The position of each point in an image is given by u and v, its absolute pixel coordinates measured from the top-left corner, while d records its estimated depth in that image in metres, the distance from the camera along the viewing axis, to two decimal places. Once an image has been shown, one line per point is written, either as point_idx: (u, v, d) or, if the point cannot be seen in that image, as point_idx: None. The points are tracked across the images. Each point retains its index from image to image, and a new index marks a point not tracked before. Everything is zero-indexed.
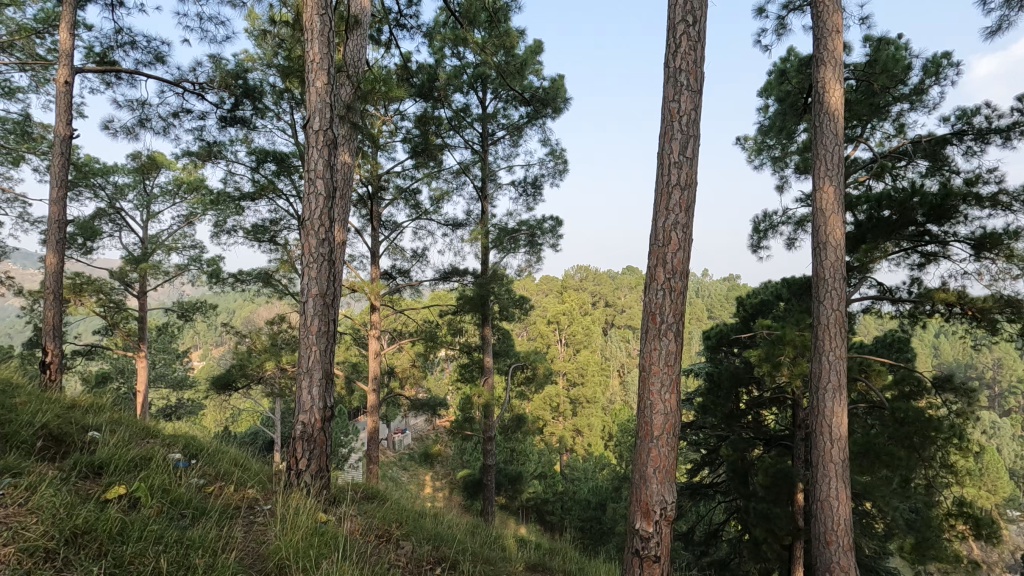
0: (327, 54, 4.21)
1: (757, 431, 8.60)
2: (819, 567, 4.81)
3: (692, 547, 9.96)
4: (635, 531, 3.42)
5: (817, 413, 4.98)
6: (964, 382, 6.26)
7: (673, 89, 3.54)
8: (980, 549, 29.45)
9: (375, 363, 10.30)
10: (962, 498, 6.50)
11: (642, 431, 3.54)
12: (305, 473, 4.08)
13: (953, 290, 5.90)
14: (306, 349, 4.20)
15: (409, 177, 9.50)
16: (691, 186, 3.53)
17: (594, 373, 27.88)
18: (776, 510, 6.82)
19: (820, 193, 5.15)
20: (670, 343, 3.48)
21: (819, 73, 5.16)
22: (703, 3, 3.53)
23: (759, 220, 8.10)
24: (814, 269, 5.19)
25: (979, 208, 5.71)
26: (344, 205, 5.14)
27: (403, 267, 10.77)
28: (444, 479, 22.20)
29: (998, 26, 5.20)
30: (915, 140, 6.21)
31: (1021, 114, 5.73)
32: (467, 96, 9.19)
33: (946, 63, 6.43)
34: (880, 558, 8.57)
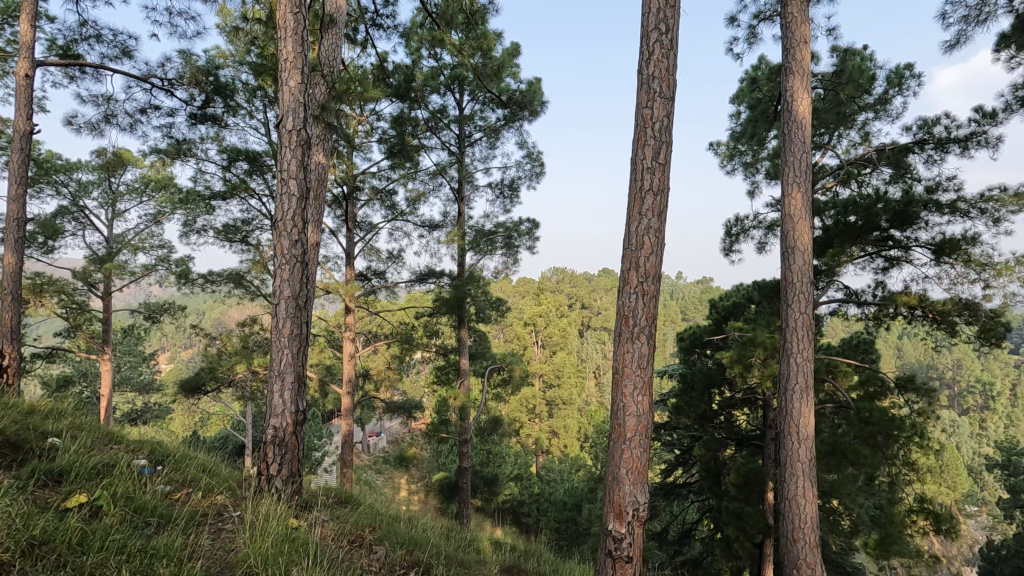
0: (301, 52, 4.14)
1: (729, 432, 8.76)
2: (787, 565, 4.91)
3: (665, 547, 10.09)
4: (608, 532, 3.45)
5: (785, 415, 5.10)
6: (925, 382, 6.48)
7: (646, 95, 3.59)
8: (940, 545, 30.40)
9: (350, 366, 10.18)
10: (923, 494, 6.72)
11: (615, 433, 3.58)
12: (276, 478, 4.00)
13: (915, 294, 6.15)
14: (277, 352, 4.14)
15: (385, 178, 9.38)
16: (664, 191, 3.59)
17: (571, 374, 27.93)
18: (747, 509, 6.97)
19: (788, 199, 5.28)
20: (642, 345, 3.52)
21: (788, 82, 5.28)
22: (675, 12, 3.59)
23: (731, 224, 8.26)
24: (782, 274, 5.32)
25: (939, 214, 5.94)
26: (318, 206, 5.07)
27: (379, 268, 10.67)
28: (420, 482, 22.01)
29: (957, 40, 5.41)
30: (879, 147, 6.40)
31: (978, 125, 5.98)
32: (444, 98, 9.15)
33: (908, 75, 6.67)
34: (846, 555, 8.78)
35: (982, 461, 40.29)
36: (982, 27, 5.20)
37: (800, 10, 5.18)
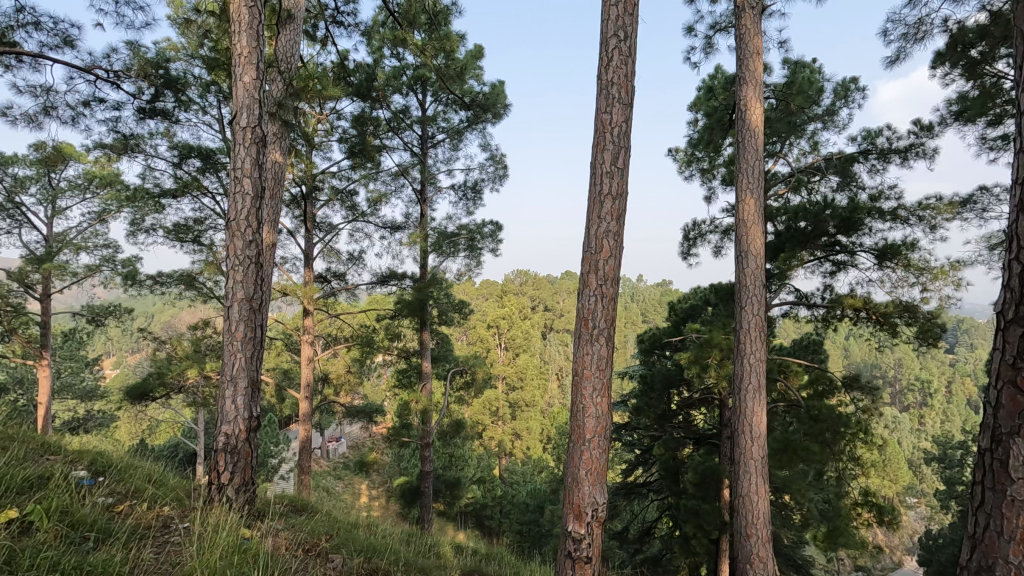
0: (256, 47, 4.02)
1: (687, 431, 8.96)
2: (740, 560, 5.05)
3: (626, 546, 10.23)
4: (567, 534, 3.48)
5: (739, 414, 5.25)
6: (869, 381, 6.79)
7: (605, 101, 3.64)
8: (883, 537, 31.88)
9: (308, 370, 9.92)
10: (867, 488, 7.04)
11: (574, 434, 3.61)
12: (227, 487, 3.86)
13: (860, 296, 6.49)
14: (229, 357, 4.00)
15: (345, 178, 9.20)
16: (623, 195, 3.65)
17: (533, 377, 28.01)
18: (705, 506, 7.16)
19: (742, 205, 5.45)
20: (602, 347, 3.57)
21: (742, 91, 5.46)
22: (634, 21, 3.65)
23: (689, 229, 8.46)
24: (736, 277, 5.48)
25: (881, 221, 6.26)
26: (274, 206, 4.93)
27: (339, 270, 10.44)
28: (381, 488, 21.66)
29: (897, 56, 5.69)
30: (828, 156, 6.69)
31: (917, 137, 6.33)
32: (407, 98, 9.05)
33: (854, 88, 7.00)
34: (797, 548, 9.10)
35: (920, 455, 42.61)
36: (920, 44, 5.49)
37: (753, 22, 5.36)
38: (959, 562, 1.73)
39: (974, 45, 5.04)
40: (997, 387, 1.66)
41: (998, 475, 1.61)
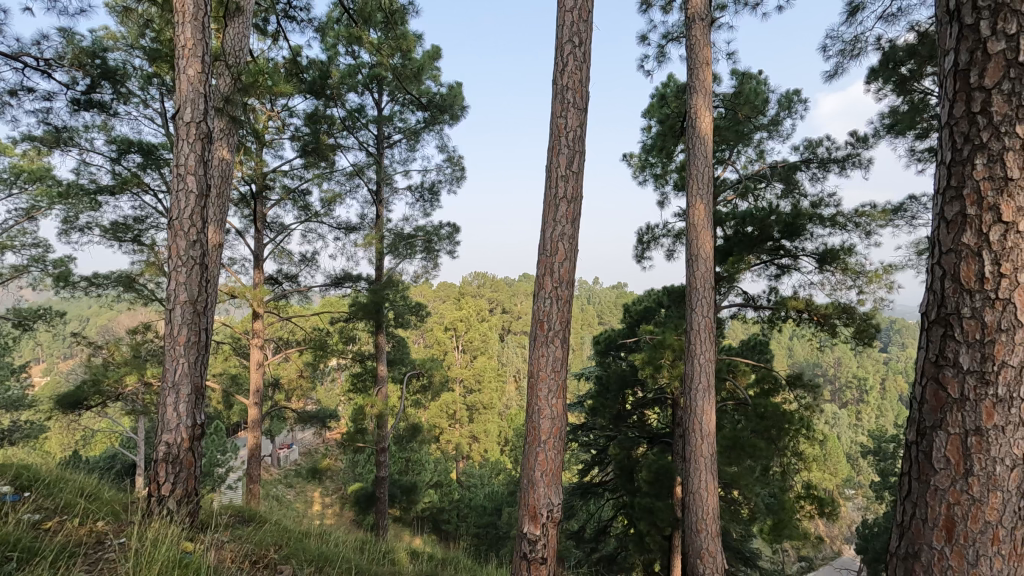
0: (202, 40, 3.86)
1: (641, 430, 9.16)
2: (691, 554, 5.19)
3: (582, 545, 10.36)
4: (523, 535, 3.49)
5: (689, 413, 5.40)
6: (811, 379, 7.12)
7: (560, 105, 3.69)
8: (825, 528, 33.41)
9: (258, 375, 9.58)
10: (810, 481, 7.36)
11: (530, 436, 3.62)
12: (168, 499, 3.68)
13: (803, 298, 6.80)
14: (171, 362, 3.82)
15: (298, 177, 8.95)
16: (578, 199, 3.69)
17: (491, 379, 27.93)
18: (658, 504, 7.34)
19: (692, 210, 5.62)
20: (556, 349, 3.60)
21: (692, 100, 5.63)
22: (588, 28, 3.71)
23: (643, 232, 8.65)
24: (687, 280, 5.64)
25: (821, 227, 6.58)
26: (221, 205, 4.75)
27: (291, 272, 10.14)
28: (335, 495, 21.14)
29: (835, 70, 5.99)
30: (773, 164, 6.98)
31: (854, 148, 6.69)
32: (362, 97, 8.90)
33: (797, 100, 7.33)
34: (745, 541, 9.43)
35: (857, 448, 44.96)
36: (856, 60, 5.81)
37: (703, 33, 5.54)
38: (887, 549, 1.83)
39: (904, 63, 5.37)
40: (920, 384, 1.75)
41: (922, 466, 1.70)
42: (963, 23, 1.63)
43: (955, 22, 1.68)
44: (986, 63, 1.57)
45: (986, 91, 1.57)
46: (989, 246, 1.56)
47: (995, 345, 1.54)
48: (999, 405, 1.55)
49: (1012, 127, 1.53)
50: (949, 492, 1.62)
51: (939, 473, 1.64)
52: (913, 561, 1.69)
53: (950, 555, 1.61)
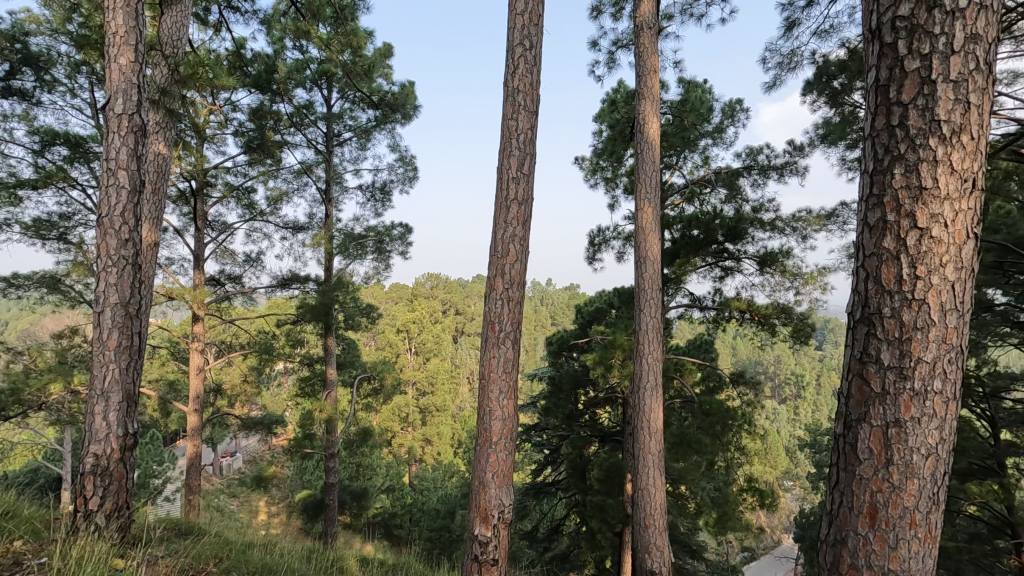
0: (135, 27, 3.65)
1: (593, 429, 9.32)
2: (639, 550, 5.30)
3: (536, 545, 10.42)
4: (474, 537, 3.48)
5: (638, 411, 5.52)
6: (752, 376, 7.43)
7: (511, 107, 3.71)
8: (766, 519, 34.89)
9: (198, 380, 9.13)
10: (751, 474, 7.68)
11: (481, 437, 3.62)
12: (96, 514, 3.46)
13: (745, 299, 7.10)
14: (100, 368, 3.60)
15: (241, 174, 8.61)
16: (528, 201, 3.72)
17: (444, 381, 27.64)
18: (609, 501, 7.50)
19: (640, 213, 5.76)
20: (507, 350, 3.61)
21: (640, 106, 5.77)
22: (539, 31, 3.75)
23: (595, 235, 8.80)
24: (636, 281, 5.77)
25: (762, 231, 6.88)
26: (156, 201, 4.50)
27: (234, 272, 9.73)
28: (282, 503, 20.43)
29: (774, 81, 6.28)
30: (717, 170, 7.25)
31: (791, 155, 7.04)
32: (311, 93, 8.65)
33: (739, 109, 7.64)
34: (691, 534, 9.74)
35: (795, 442, 47.27)
36: (792, 73, 6.12)
37: (650, 41, 5.69)
38: (818, 536, 1.92)
39: (836, 77, 5.70)
40: (847, 378, 1.85)
41: (849, 457, 1.80)
42: (883, 41, 1.75)
43: (877, 40, 1.78)
44: (904, 80, 1.68)
45: (904, 106, 1.68)
46: (906, 250, 1.68)
47: (912, 342, 1.66)
48: (915, 399, 1.67)
49: (926, 140, 1.65)
50: (872, 481, 1.72)
51: (863, 463, 1.74)
52: (841, 547, 1.79)
53: (873, 540, 1.71)
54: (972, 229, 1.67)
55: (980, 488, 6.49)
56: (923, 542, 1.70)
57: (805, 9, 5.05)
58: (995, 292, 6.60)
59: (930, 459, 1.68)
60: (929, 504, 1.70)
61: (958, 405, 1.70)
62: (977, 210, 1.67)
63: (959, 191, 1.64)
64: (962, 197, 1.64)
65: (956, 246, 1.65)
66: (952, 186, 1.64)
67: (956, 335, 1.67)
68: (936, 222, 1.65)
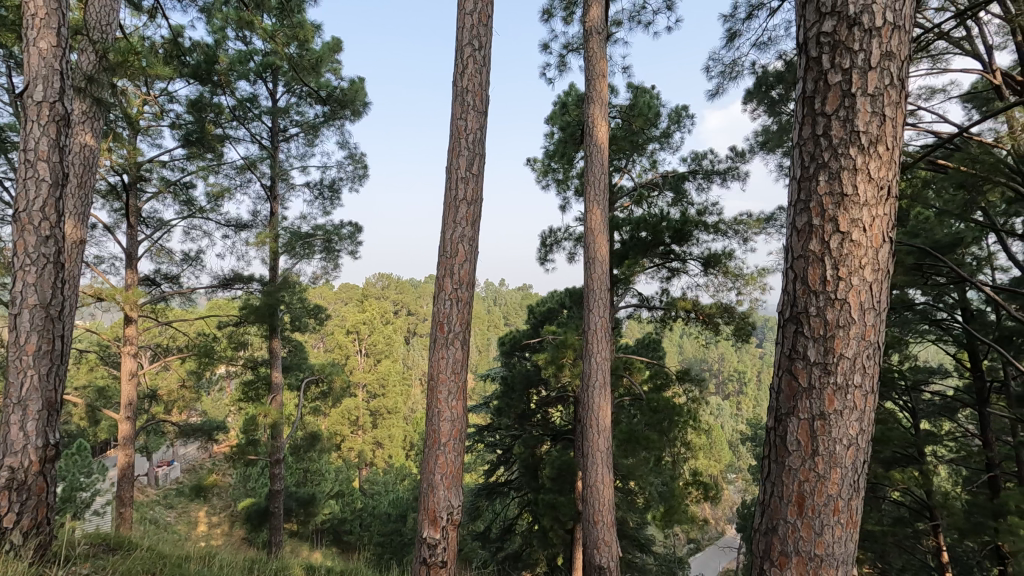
0: (57, 9, 3.41)
1: (544, 428, 9.42)
2: (588, 545, 5.38)
3: (488, 545, 10.41)
4: (422, 540, 3.45)
5: (587, 409, 5.61)
6: (697, 374, 7.69)
7: (460, 107, 3.69)
8: (710, 511, 36.14)
9: (130, 386, 8.63)
10: (696, 468, 7.94)
11: (429, 439, 3.59)
12: (11, 531, 3.21)
13: (690, 299, 7.35)
14: (17, 374, 3.35)
15: (179, 169, 8.20)
16: (477, 201, 3.71)
17: (396, 383, 27.18)
18: (561, 499, 7.60)
19: (589, 215, 5.85)
20: (456, 351, 3.60)
21: (589, 109, 5.88)
22: (488, 32, 3.75)
23: (546, 236, 8.89)
24: (585, 281, 5.86)
25: (706, 233, 7.14)
26: (82, 196, 4.22)
27: (171, 272, 9.26)
28: (223, 513, 19.56)
29: (717, 89, 6.52)
30: (664, 174, 7.46)
31: (733, 161, 7.33)
32: (254, 85, 8.33)
33: (685, 115, 7.89)
34: (640, 528, 9.97)
35: (738, 436, 49.24)
36: (734, 82, 6.37)
37: (599, 46, 5.79)
38: (752, 525, 2.01)
39: (773, 87, 5.98)
40: (778, 372, 1.94)
41: (779, 449, 1.89)
42: (809, 55, 1.85)
43: (804, 53, 1.88)
44: (827, 91, 1.78)
45: (827, 117, 1.78)
46: (829, 252, 1.78)
47: (835, 340, 1.77)
48: (837, 392, 1.77)
49: (847, 149, 1.75)
50: (800, 471, 1.81)
51: (792, 454, 1.83)
52: (772, 535, 1.88)
53: (801, 527, 1.81)
54: (887, 233, 1.79)
55: (903, 475, 6.97)
56: (845, 527, 1.80)
57: (745, 21, 5.26)
58: (916, 293, 7.10)
59: (852, 449, 1.79)
60: (851, 491, 1.81)
61: (876, 397, 1.82)
62: (892, 216, 1.80)
63: (876, 198, 1.75)
64: (879, 203, 1.76)
65: (873, 249, 1.76)
66: (870, 193, 1.75)
67: (874, 332, 1.79)
68: (856, 226, 1.76)
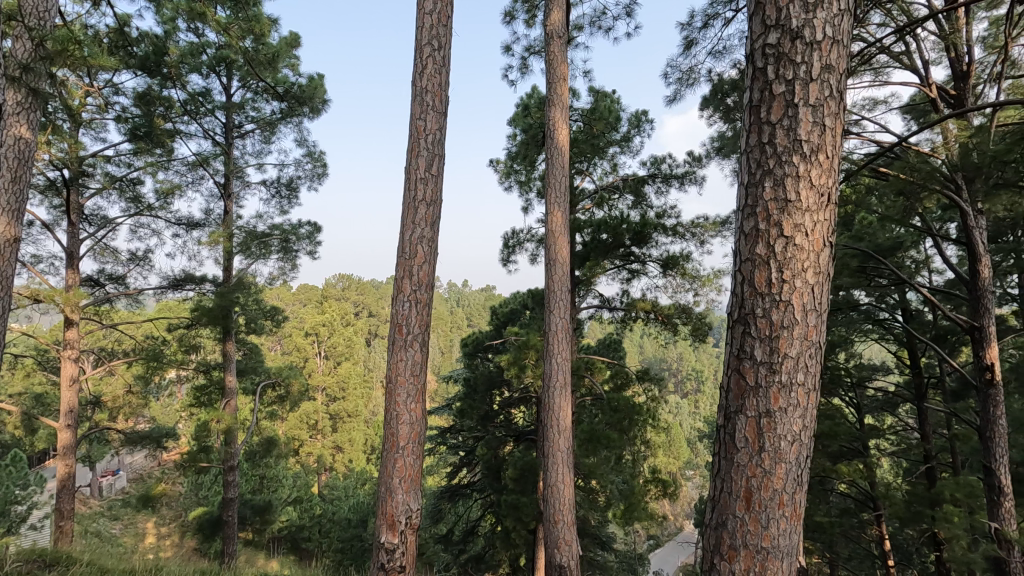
0: None
1: (507, 429, 9.43)
2: (549, 545, 5.41)
3: (450, 548, 10.35)
4: (380, 546, 3.39)
5: (548, 410, 5.65)
6: (656, 373, 7.85)
7: (419, 107, 3.66)
8: (669, 508, 36.89)
9: (72, 393, 8.17)
10: (655, 466, 8.09)
11: (387, 442, 3.54)
12: None
13: (649, 300, 7.50)
14: None
15: (125, 164, 7.83)
16: (436, 202, 3.69)
17: (356, 386, 26.70)
18: (524, 499, 7.64)
19: (551, 217, 5.90)
20: (415, 353, 3.57)
21: (550, 112, 5.93)
22: (447, 32, 3.73)
23: (509, 237, 8.91)
24: (546, 283, 5.90)
25: (665, 235, 7.30)
26: (17, 193, 3.97)
27: (116, 272, 8.83)
28: (173, 523, 18.75)
29: (676, 95, 6.67)
30: (624, 177, 7.58)
31: (690, 166, 7.52)
32: (207, 79, 8.05)
33: (644, 120, 8.05)
34: (601, 526, 10.10)
35: (696, 433, 50.47)
36: (691, 88, 6.54)
37: (560, 50, 5.84)
38: (703, 521, 2.07)
39: (729, 95, 6.16)
40: (727, 370, 2.01)
41: (728, 446, 1.95)
42: (756, 66, 1.91)
43: (751, 63, 1.94)
44: (772, 101, 1.85)
45: (772, 125, 1.85)
46: (775, 255, 1.85)
47: (780, 340, 1.84)
48: (782, 390, 1.84)
49: (791, 157, 1.83)
50: (748, 467, 1.87)
51: (740, 451, 1.89)
52: (722, 530, 1.94)
53: (748, 521, 1.87)
54: (827, 237, 1.87)
55: (849, 468, 7.30)
56: (790, 519, 1.88)
57: (701, 29, 5.41)
58: (861, 294, 7.44)
59: (795, 445, 1.86)
60: (795, 486, 1.88)
61: (817, 395, 1.90)
62: (832, 221, 1.88)
63: (817, 204, 1.84)
64: (819, 209, 1.84)
65: (815, 252, 1.84)
66: (812, 200, 1.83)
67: (816, 332, 1.87)
68: (798, 231, 1.83)
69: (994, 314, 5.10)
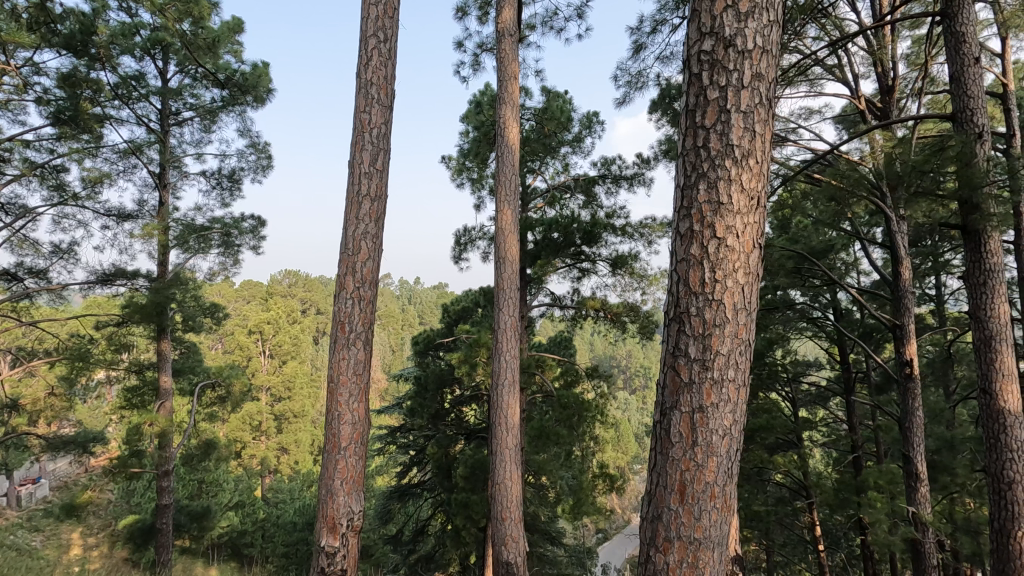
0: None
1: (458, 427, 9.40)
2: (497, 542, 5.41)
3: (399, 548, 10.22)
4: (321, 549, 3.31)
5: (497, 409, 5.66)
6: (605, 370, 8.00)
7: (364, 100, 3.58)
8: (618, 502, 37.70)
9: None
10: (603, 461, 8.26)
11: (329, 444, 3.45)
12: None
13: (599, 299, 7.64)
14: None
15: (47, 150, 7.29)
16: (382, 197, 3.62)
17: (303, 386, 25.91)
18: (474, 496, 7.66)
19: (501, 215, 5.90)
20: (359, 351, 3.50)
21: (501, 110, 5.92)
22: (394, 25, 3.67)
23: (461, 234, 8.86)
24: (495, 281, 5.89)
25: (613, 235, 7.44)
26: None
27: (37, 265, 8.22)
28: (102, 533, 17.64)
29: (625, 97, 6.80)
30: (575, 177, 7.68)
31: (639, 167, 7.70)
32: (141, 62, 7.60)
33: (595, 121, 8.17)
34: (551, 521, 10.21)
35: (643, 428, 51.82)
36: (640, 91, 6.68)
37: (511, 48, 5.84)
38: (641, 514, 2.11)
39: (676, 99, 6.35)
40: (664, 365, 2.06)
41: (664, 440, 2.00)
42: (692, 71, 1.97)
43: (687, 69, 2.00)
44: (706, 106, 1.91)
45: (706, 130, 1.91)
46: (708, 256, 1.91)
47: (712, 338, 1.91)
48: (714, 386, 1.91)
49: (723, 161, 1.89)
50: (682, 460, 1.93)
51: (675, 445, 1.95)
52: (657, 523, 1.99)
53: (682, 514, 1.93)
54: (756, 240, 1.96)
55: (783, 459, 7.69)
56: (720, 510, 1.95)
57: (649, 35, 5.55)
58: (796, 294, 7.82)
59: (726, 438, 1.94)
60: (725, 478, 1.96)
61: (746, 390, 1.98)
62: (761, 224, 1.97)
63: (747, 207, 1.92)
64: (749, 211, 1.92)
65: (745, 253, 1.92)
66: (742, 202, 1.91)
67: (745, 331, 1.95)
68: (730, 232, 1.90)
69: (913, 314, 5.48)
